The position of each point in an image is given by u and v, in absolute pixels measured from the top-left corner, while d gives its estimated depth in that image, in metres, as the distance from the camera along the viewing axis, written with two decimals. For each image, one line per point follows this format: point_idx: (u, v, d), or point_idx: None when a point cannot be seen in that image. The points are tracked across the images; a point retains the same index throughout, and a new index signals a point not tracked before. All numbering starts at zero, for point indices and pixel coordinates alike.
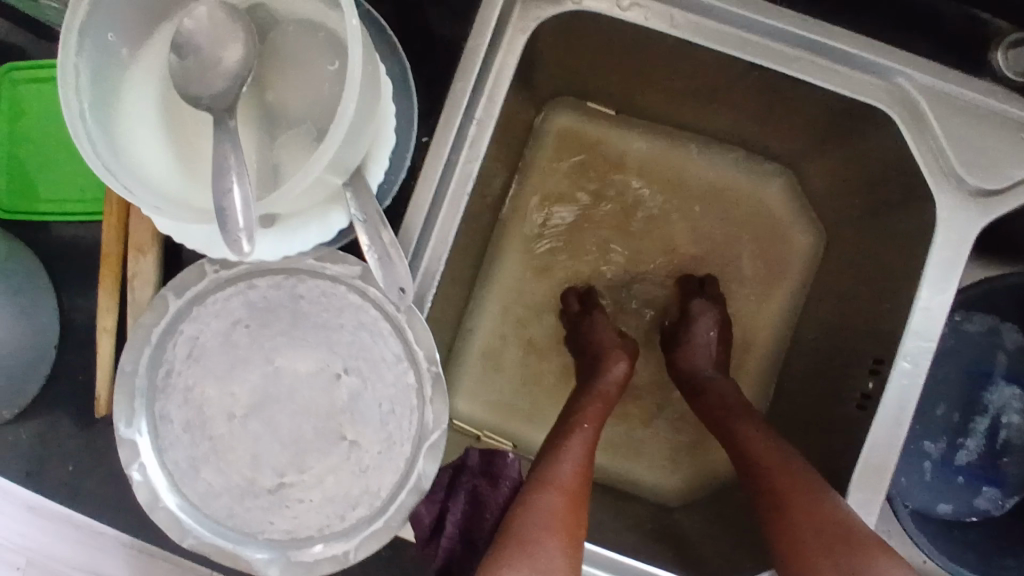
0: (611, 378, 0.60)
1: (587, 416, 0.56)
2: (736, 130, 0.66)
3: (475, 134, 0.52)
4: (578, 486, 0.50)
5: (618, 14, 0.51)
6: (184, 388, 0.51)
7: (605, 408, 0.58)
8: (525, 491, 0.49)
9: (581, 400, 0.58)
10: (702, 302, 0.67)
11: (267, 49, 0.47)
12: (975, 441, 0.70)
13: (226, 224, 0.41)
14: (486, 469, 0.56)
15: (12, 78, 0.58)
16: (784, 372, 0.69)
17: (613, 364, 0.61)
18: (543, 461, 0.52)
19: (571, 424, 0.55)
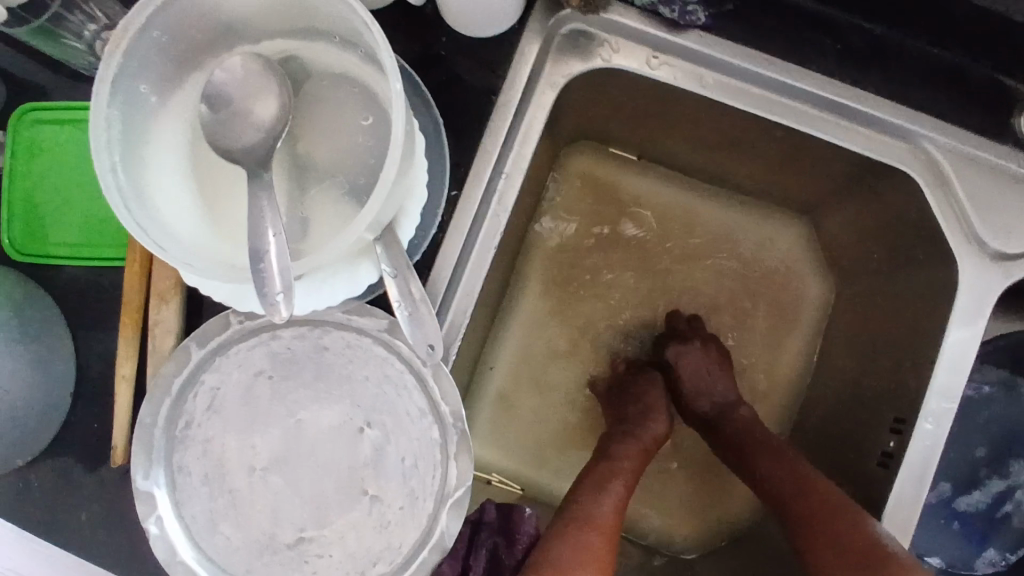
0: (655, 434, 0.63)
1: (625, 462, 0.59)
2: (754, 181, 0.67)
3: (504, 186, 0.52)
4: (611, 527, 0.53)
5: (647, 72, 0.52)
6: (204, 439, 0.50)
7: (642, 458, 0.61)
8: (559, 529, 0.53)
9: (620, 444, 0.61)
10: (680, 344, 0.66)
11: (301, 102, 0.47)
12: (983, 494, 0.70)
13: (265, 283, 0.40)
14: (503, 526, 0.56)
15: (35, 117, 0.55)
16: (801, 421, 0.69)
17: (656, 421, 0.64)
18: (580, 499, 0.55)
19: (608, 469, 0.59)
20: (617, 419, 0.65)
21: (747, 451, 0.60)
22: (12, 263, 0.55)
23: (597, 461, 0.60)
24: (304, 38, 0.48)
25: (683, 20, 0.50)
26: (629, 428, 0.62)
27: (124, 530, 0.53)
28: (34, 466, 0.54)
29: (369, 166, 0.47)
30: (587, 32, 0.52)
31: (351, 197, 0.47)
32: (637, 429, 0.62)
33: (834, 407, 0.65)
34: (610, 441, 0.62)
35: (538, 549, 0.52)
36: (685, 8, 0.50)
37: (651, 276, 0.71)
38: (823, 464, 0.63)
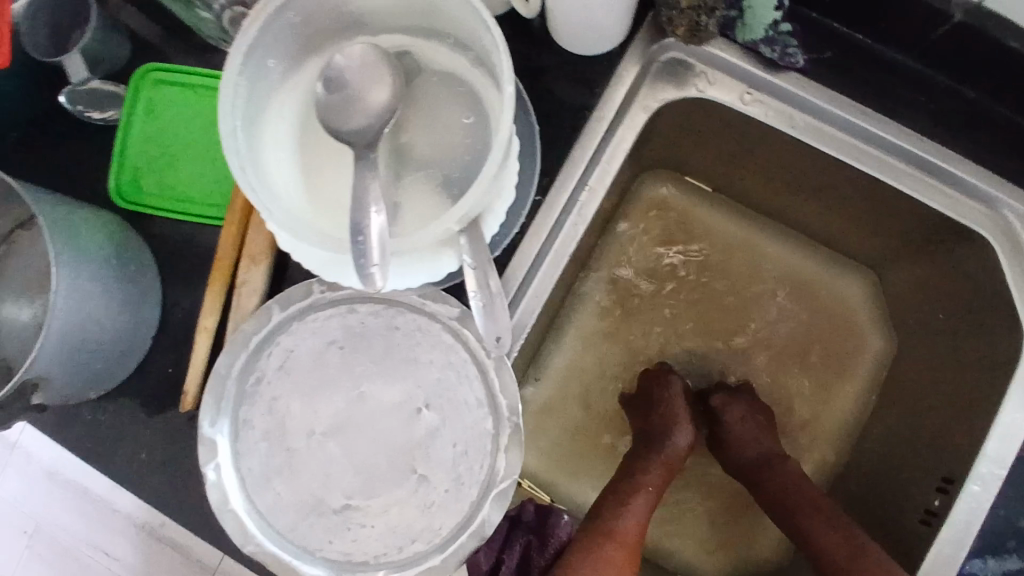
0: (677, 448, 0.62)
1: (650, 479, 0.60)
2: (824, 227, 0.68)
3: (586, 199, 0.54)
4: (634, 540, 0.56)
5: (740, 107, 0.54)
6: (271, 398, 0.52)
7: (666, 474, 0.61)
8: (583, 537, 0.55)
9: (643, 461, 0.61)
10: (724, 397, 0.67)
11: (410, 94, 0.50)
12: (996, 566, 0.63)
13: (364, 254, 0.42)
14: (538, 526, 0.58)
15: (158, 78, 0.57)
16: (847, 471, 0.69)
17: (683, 433, 0.62)
18: (605, 509, 0.58)
19: (633, 482, 0.60)
20: (642, 436, 0.64)
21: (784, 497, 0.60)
22: (108, 204, 0.57)
23: (621, 475, 0.61)
24: (421, 37, 0.51)
25: (782, 61, 0.53)
26: (654, 443, 0.62)
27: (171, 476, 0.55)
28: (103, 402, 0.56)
29: (465, 162, 0.50)
30: (685, 62, 0.54)
31: (442, 190, 0.50)
32: (657, 443, 0.62)
33: (879, 457, 0.65)
34: (636, 457, 0.62)
35: (562, 552, 0.56)
36: (786, 50, 0.52)
37: (709, 309, 0.72)
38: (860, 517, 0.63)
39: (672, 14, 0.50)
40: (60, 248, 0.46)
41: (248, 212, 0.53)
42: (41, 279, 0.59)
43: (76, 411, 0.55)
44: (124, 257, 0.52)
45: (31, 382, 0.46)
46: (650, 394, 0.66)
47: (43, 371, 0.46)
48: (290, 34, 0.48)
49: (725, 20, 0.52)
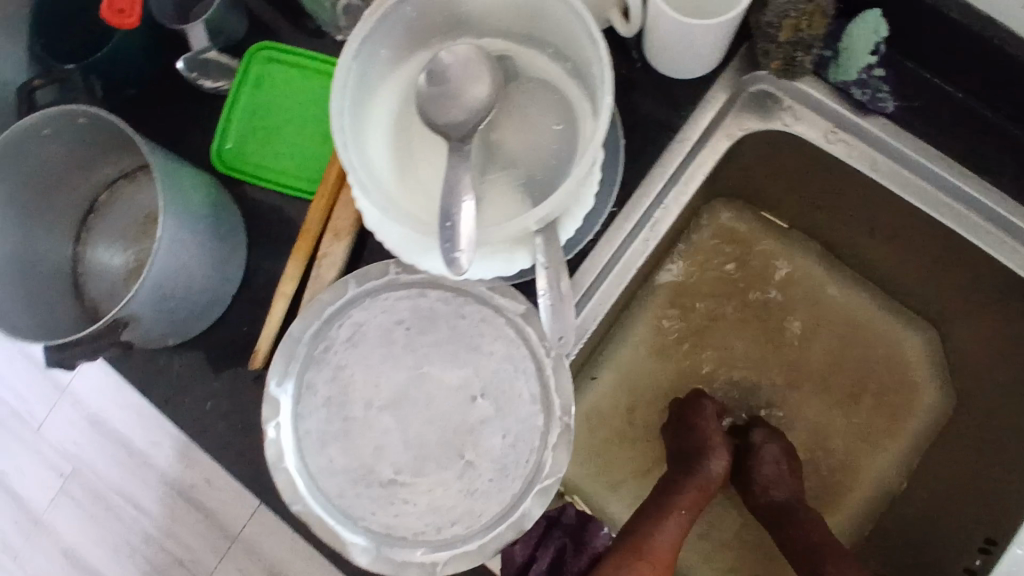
0: (712, 473, 0.63)
1: (685, 503, 0.61)
2: (891, 275, 0.68)
3: (660, 217, 0.56)
4: (666, 559, 0.57)
5: (825, 144, 0.57)
6: (336, 366, 0.55)
7: (700, 501, 0.62)
8: (618, 555, 0.56)
9: (679, 483, 0.62)
10: (762, 432, 0.68)
11: (507, 96, 0.52)
12: None
13: (453, 240, 0.45)
14: (576, 531, 0.59)
15: (268, 56, 0.60)
16: (884, 520, 0.69)
17: (718, 459, 0.64)
18: (639, 526, 0.59)
19: (667, 504, 0.60)
20: (676, 460, 0.65)
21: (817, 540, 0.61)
22: (207, 167, 0.60)
23: (656, 497, 0.62)
24: (522, 42, 0.53)
25: (872, 104, 0.55)
26: (690, 468, 0.63)
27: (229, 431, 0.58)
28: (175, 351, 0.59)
29: (550, 167, 0.52)
30: (773, 95, 0.57)
31: (525, 190, 0.52)
32: (693, 468, 0.63)
33: (920, 511, 0.65)
34: (672, 479, 0.63)
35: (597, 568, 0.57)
36: (877, 95, 0.55)
37: (761, 342, 0.73)
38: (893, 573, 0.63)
39: (769, 47, 0.52)
40: (171, 200, 0.49)
41: (338, 190, 0.57)
42: (134, 229, 0.62)
43: (153, 357, 0.58)
44: (219, 219, 0.55)
45: (123, 319, 0.49)
46: (681, 417, 0.67)
47: (135, 312, 0.49)
48: (404, 27, 0.51)
49: (819, 60, 0.56)
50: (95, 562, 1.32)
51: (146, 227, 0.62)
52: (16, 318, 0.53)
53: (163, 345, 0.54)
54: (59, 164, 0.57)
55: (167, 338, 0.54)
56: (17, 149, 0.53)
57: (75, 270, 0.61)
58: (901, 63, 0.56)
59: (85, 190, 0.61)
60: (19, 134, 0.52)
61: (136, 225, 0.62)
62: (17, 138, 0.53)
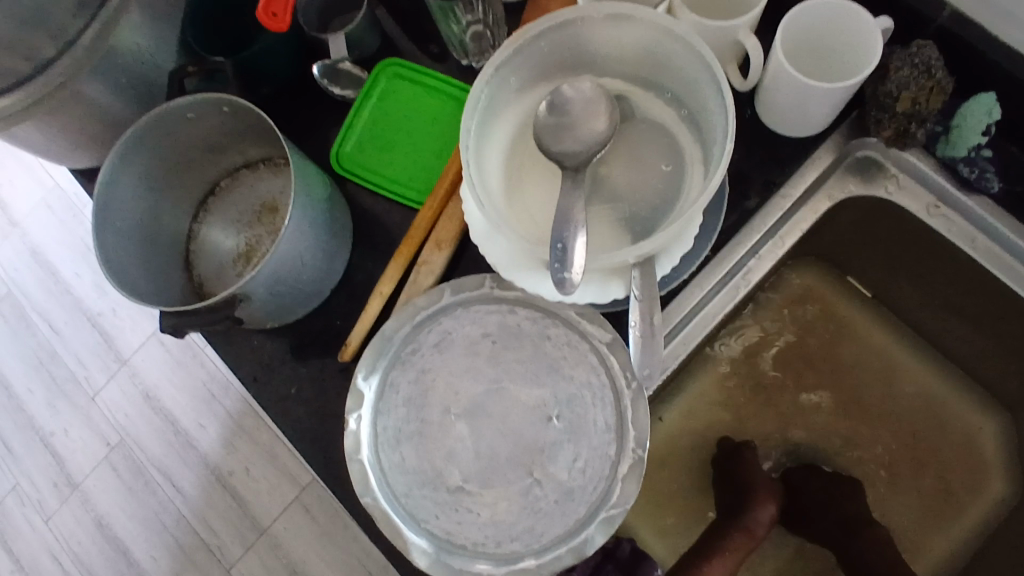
0: (758, 518, 0.62)
1: (730, 548, 0.60)
2: (973, 357, 0.68)
3: (752, 266, 0.59)
4: None
5: (924, 216, 0.59)
6: (420, 368, 0.57)
7: (748, 546, 0.60)
8: None
9: (725, 529, 0.61)
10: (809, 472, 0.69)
11: (621, 133, 0.55)
12: None
13: (566, 259, 0.47)
14: (631, 565, 0.58)
15: (396, 71, 0.64)
16: None
17: (764, 508, 0.62)
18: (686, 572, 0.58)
19: (711, 550, 0.60)
20: (726, 507, 0.64)
21: None
22: (326, 167, 0.64)
23: (705, 544, 0.61)
24: (642, 86, 0.55)
25: (977, 183, 0.57)
26: (735, 514, 0.62)
27: (306, 418, 0.60)
28: (267, 335, 0.61)
29: (655, 205, 0.53)
30: (878, 163, 0.60)
31: (625, 225, 0.54)
32: (742, 515, 0.61)
33: None
34: (717, 527, 0.62)
35: None
36: (983, 174, 0.57)
37: (831, 407, 0.73)
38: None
39: (881, 117, 0.55)
40: (300, 193, 0.53)
41: (445, 202, 0.59)
42: (248, 216, 0.67)
43: (248, 337, 0.62)
44: (333, 216, 0.58)
45: (237, 297, 0.52)
46: (725, 469, 0.67)
47: (250, 292, 0.53)
48: (534, 59, 0.54)
49: (930, 134, 0.58)
50: (125, 535, 1.35)
51: (259, 216, 0.67)
52: (133, 279, 0.58)
53: (262, 326, 0.57)
54: (194, 145, 0.62)
55: (266, 320, 0.57)
56: (163, 126, 0.58)
57: (189, 246, 0.66)
58: (1008, 149, 0.57)
59: (212, 173, 0.67)
60: (167, 114, 0.57)
61: (251, 212, 0.67)
62: (165, 117, 0.57)
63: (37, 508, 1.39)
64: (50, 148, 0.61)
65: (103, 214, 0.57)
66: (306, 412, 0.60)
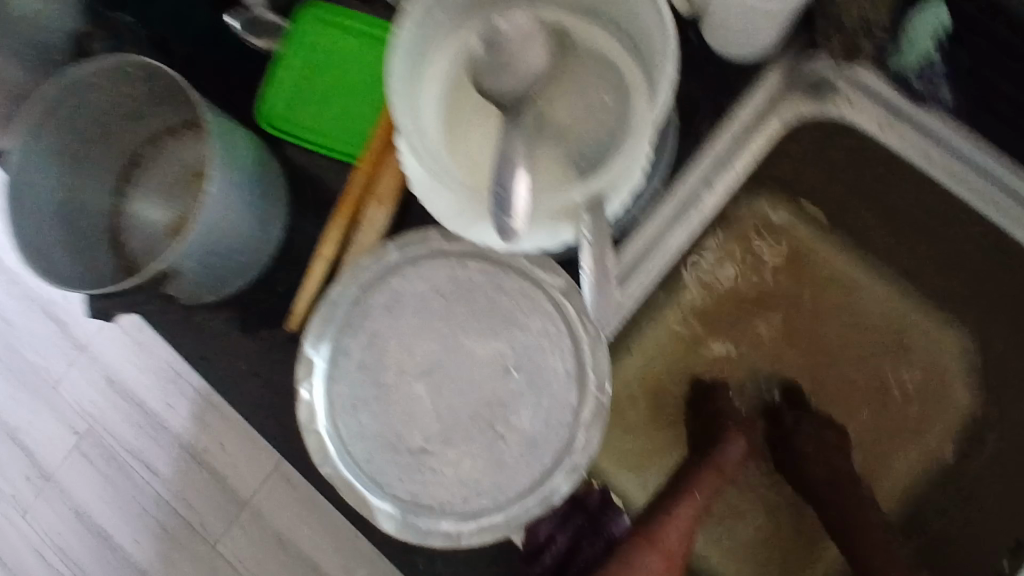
0: (725, 454, 0.65)
1: (698, 486, 0.63)
2: (932, 275, 0.68)
3: (706, 198, 0.57)
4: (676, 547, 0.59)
5: (878, 136, 0.59)
6: (372, 332, 0.55)
7: (716, 483, 0.64)
8: (629, 542, 0.58)
9: (695, 468, 0.64)
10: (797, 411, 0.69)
11: (560, 68, 0.51)
12: None
13: (507, 208, 0.45)
14: (599, 515, 0.58)
15: (315, 15, 0.59)
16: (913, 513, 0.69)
17: (735, 443, 0.66)
18: (653, 514, 0.61)
19: (680, 489, 0.63)
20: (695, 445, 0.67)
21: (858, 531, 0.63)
22: (254, 127, 0.61)
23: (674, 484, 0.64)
24: (579, 15, 0.52)
25: (928, 95, 0.57)
26: (703, 452, 0.65)
27: (257, 392, 0.58)
28: (208, 308, 0.58)
29: (601, 142, 0.51)
30: (830, 83, 0.59)
31: (572, 164, 0.51)
32: (715, 454, 0.65)
33: (951, 505, 0.67)
34: (685, 466, 0.66)
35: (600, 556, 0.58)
36: (935, 88, 0.56)
37: (797, 339, 0.71)
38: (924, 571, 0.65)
39: (829, 32, 0.53)
40: (218, 154, 0.50)
41: (383, 154, 0.56)
42: (174, 182, 0.63)
43: (189, 313, 0.58)
44: (263, 178, 0.55)
45: (168, 272, 0.49)
46: (697, 410, 0.69)
47: (180, 265, 0.50)
48: None
49: (879, 48, 0.55)
50: (104, 521, 1.33)
51: (187, 184, 0.63)
52: (54, 262, 0.56)
53: (199, 301, 0.54)
54: (110, 115, 0.59)
55: (204, 296, 0.54)
56: (67, 97, 0.55)
57: (112, 219, 0.62)
58: None
59: (129, 139, 0.62)
60: (68, 83, 0.54)
61: (176, 178, 0.63)
62: (68, 86, 0.55)
63: (11, 503, 1.36)
64: None
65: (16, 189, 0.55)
66: (257, 386, 0.58)
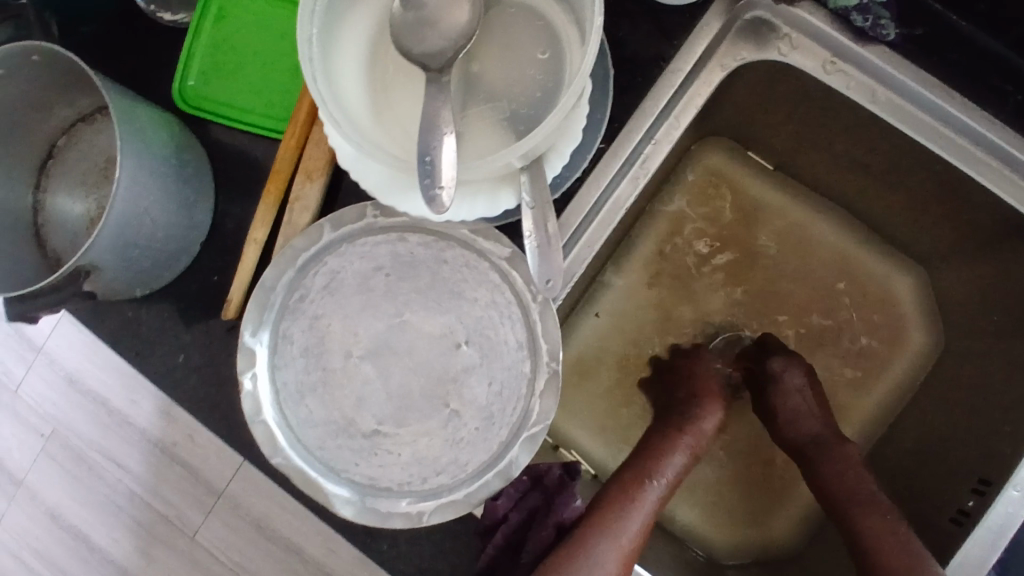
0: (701, 427, 0.61)
1: (671, 464, 0.59)
2: (884, 214, 0.67)
3: (650, 152, 0.55)
4: (637, 540, 0.54)
5: (822, 76, 0.55)
6: (313, 315, 0.53)
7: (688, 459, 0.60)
8: (586, 528, 0.54)
9: (667, 441, 0.60)
10: (783, 358, 0.63)
11: (486, 25, 0.48)
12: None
13: (433, 174, 0.43)
14: (553, 496, 0.56)
15: None
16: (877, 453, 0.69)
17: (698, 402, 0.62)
18: (615, 494, 0.56)
19: (650, 467, 0.58)
20: (666, 409, 0.63)
21: (840, 493, 0.57)
22: (171, 107, 0.57)
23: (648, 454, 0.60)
24: None
25: (873, 31, 0.53)
26: (679, 423, 0.61)
27: (199, 386, 0.55)
28: (140, 303, 0.56)
29: (535, 101, 0.48)
30: (769, 23, 0.55)
31: (506, 126, 0.49)
32: (689, 428, 0.60)
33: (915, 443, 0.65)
34: (656, 433, 0.61)
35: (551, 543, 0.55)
36: (878, 21, 0.53)
37: (753, 286, 0.72)
38: (905, 513, 0.61)
39: None
40: (129, 140, 0.46)
41: (310, 128, 0.53)
42: (95, 172, 0.60)
43: (121, 308, 0.56)
44: (183, 161, 0.52)
45: (86, 269, 0.46)
46: (671, 372, 0.65)
47: (99, 260, 0.47)
48: None
49: None
50: (81, 523, 1.31)
51: (109, 172, 0.60)
52: None
53: (128, 296, 0.52)
54: (13, 104, 0.54)
55: (131, 290, 0.52)
56: None
57: (36, 219, 0.58)
58: None
59: (42, 131, 0.58)
60: None
61: (97, 168, 0.60)
62: None
63: None
64: None
65: None
66: (199, 379, 0.55)
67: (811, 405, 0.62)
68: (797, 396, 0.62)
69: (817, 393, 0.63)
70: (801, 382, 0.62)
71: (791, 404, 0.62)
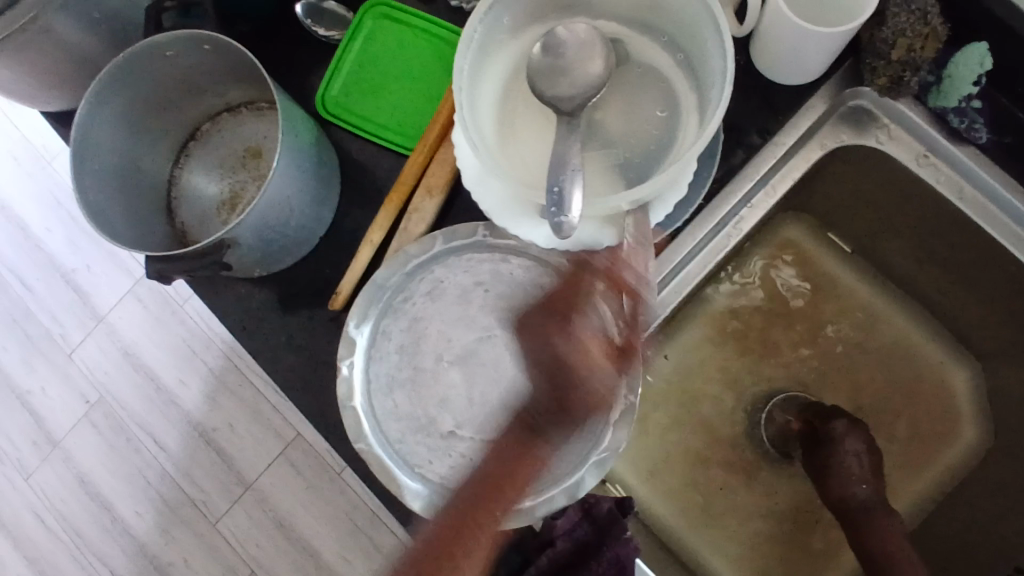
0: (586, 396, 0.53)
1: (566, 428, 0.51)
2: (950, 307, 0.70)
3: (744, 215, 0.61)
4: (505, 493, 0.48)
5: (914, 166, 0.60)
6: (413, 317, 0.57)
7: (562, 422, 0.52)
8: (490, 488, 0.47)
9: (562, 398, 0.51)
10: (846, 423, 0.62)
11: (615, 80, 0.53)
12: None
13: (562, 203, 0.47)
14: (604, 526, 0.58)
15: (381, 11, 0.62)
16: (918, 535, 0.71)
17: (565, 340, 0.51)
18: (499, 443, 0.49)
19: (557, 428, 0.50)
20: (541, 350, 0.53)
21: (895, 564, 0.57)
22: (312, 112, 0.63)
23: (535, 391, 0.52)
24: (636, 28, 0.54)
25: (966, 133, 0.59)
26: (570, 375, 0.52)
27: (295, 366, 0.59)
28: (254, 282, 0.60)
29: (650, 153, 0.53)
30: (870, 112, 0.60)
31: (619, 171, 0.53)
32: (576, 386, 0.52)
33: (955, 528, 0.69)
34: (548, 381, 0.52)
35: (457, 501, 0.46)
36: (972, 125, 0.59)
37: (816, 357, 0.74)
38: None
39: (877, 64, 0.56)
40: (289, 136, 0.52)
41: (436, 148, 0.58)
42: (232, 160, 0.66)
43: (235, 284, 0.61)
44: (321, 160, 0.57)
45: (223, 242, 0.51)
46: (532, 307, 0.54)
47: (236, 236, 0.51)
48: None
49: (922, 83, 0.59)
50: (108, 491, 1.35)
51: (243, 161, 0.66)
52: (114, 224, 0.57)
53: (250, 274, 0.56)
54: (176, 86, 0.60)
55: (251, 269, 0.56)
56: (141, 64, 0.56)
57: (172, 193, 0.65)
58: (998, 98, 0.58)
59: (191, 115, 0.65)
60: (144, 50, 0.55)
61: (234, 156, 0.66)
62: (142, 54, 0.55)
63: (16, 469, 1.37)
64: (20, 87, 0.59)
65: (82, 153, 0.56)
66: (296, 361, 0.59)
67: (867, 471, 0.60)
68: (854, 460, 0.60)
69: (875, 461, 0.62)
70: (860, 449, 0.61)
71: (846, 466, 0.60)
